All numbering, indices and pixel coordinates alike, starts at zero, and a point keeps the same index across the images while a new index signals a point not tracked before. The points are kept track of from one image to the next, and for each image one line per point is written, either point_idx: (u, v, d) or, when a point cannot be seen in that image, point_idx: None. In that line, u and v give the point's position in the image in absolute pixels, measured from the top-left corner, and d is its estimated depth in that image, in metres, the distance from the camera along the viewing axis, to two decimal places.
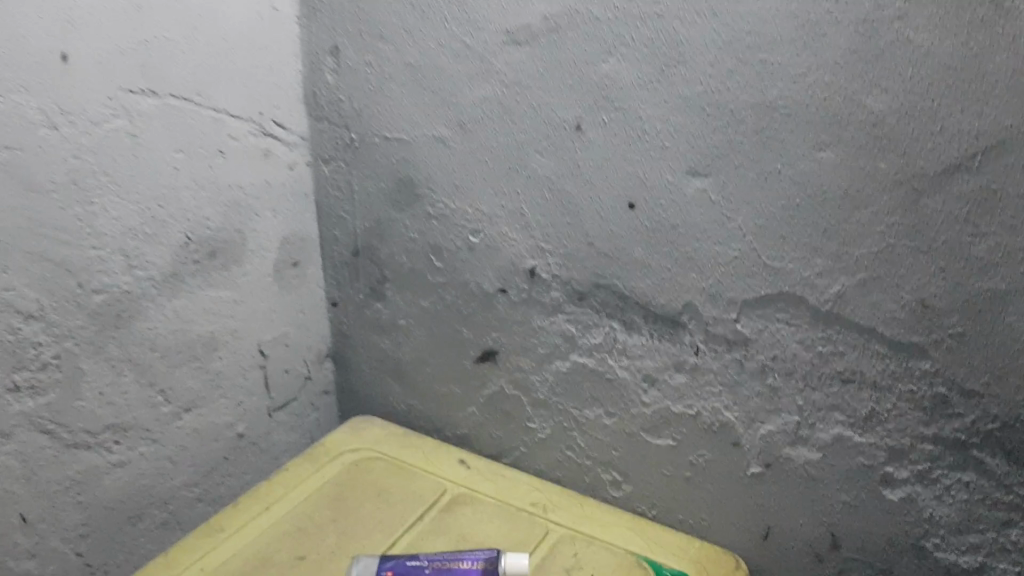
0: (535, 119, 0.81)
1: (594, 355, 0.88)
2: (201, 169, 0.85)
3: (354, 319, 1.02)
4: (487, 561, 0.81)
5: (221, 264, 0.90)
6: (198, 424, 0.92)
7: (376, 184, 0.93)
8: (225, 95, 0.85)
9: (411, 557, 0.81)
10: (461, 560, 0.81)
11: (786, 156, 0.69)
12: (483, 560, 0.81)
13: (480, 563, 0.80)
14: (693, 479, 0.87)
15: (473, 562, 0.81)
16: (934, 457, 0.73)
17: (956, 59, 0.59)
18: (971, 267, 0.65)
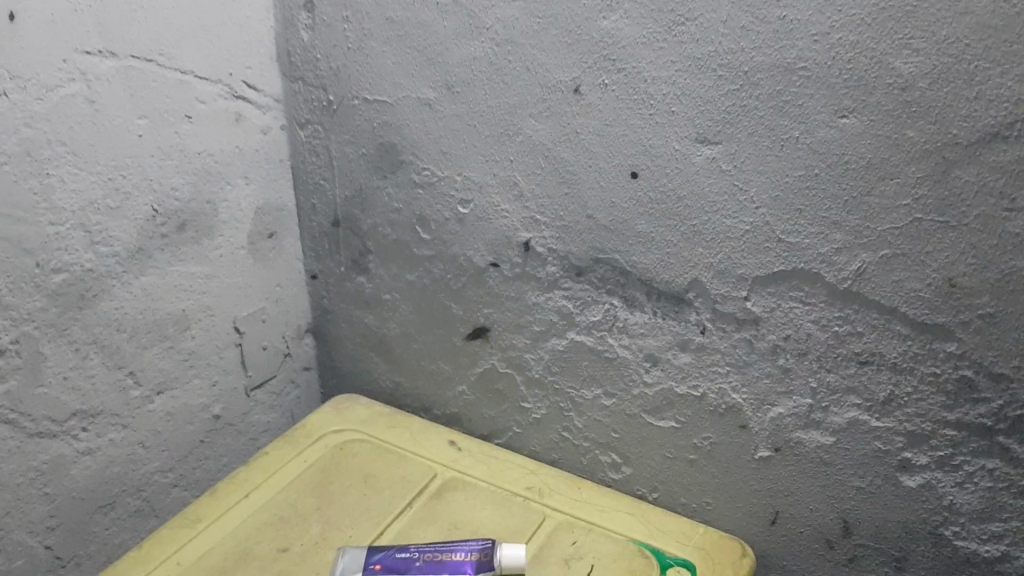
0: (529, 80, 0.76)
1: (592, 333, 0.83)
2: (167, 136, 0.78)
3: (336, 293, 0.97)
4: (483, 551, 0.75)
5: (191, 237, 0.83)
6: (171, 407, 0.87)
7: (357, 150, 0.87)
8: (191, 56, 0.78)
9: (401, 549, 0.76)
10: (453, 551, 0.75)
11: (806, 122, 0.67)
12: (478, 550, 0.75)
13: (474, 554, 0.75)
14: (697, 462, 0.82)
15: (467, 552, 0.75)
16: (956, 443, 0.70)
17: (995, 18, 0.58)
18: (1003, 244, 0.63)
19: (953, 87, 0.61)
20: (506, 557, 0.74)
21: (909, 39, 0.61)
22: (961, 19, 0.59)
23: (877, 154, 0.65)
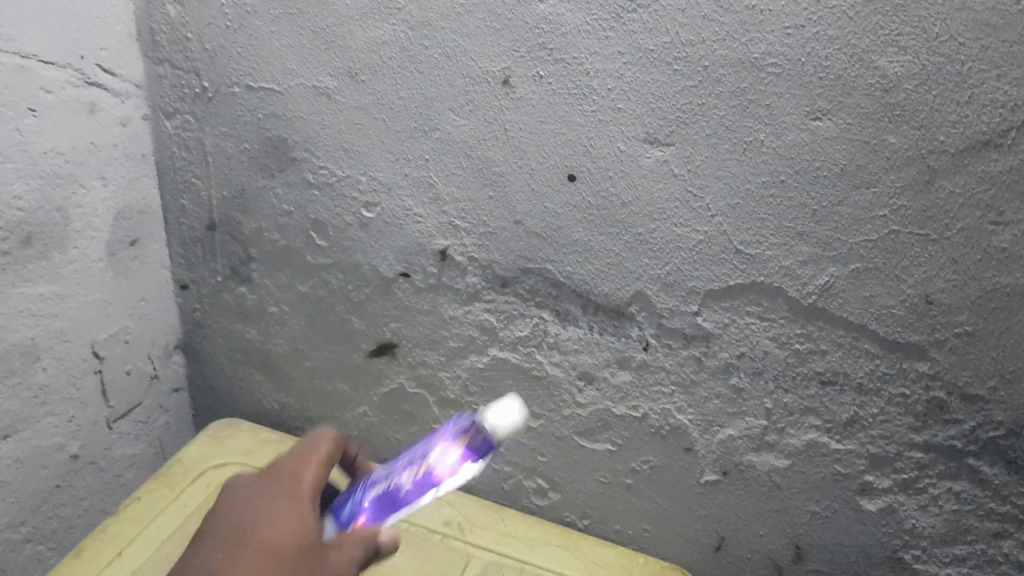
0: (450, 69, 0.65)
1: (518, 350, 0.74)
2: (5, 133, 0.63)
3: (211, 305, 0.84)
4: (477, 434, 0.57)
5: (38, 253, 0.69)
6: (20, 453, 0.71)
7: (238, 144, 0.75)
8: (31, 35, 0.63)
9: (366, 489, 0.58)
10: (428, 457, 0.56)
11: (773, 123, 0.59)
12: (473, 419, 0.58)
13: (460, 439, 0.57)
14: (635, 487, 0.76)
15: (459, 439, 0.57)
16: (922, 465, 0.65)
17: (996, 13, 0.52)
18: (987, 259, 0.58)
19: (943, 90, 0.55)
20: (495, 419, 0.56)
21: (895, 35, 0.54)
22: (956, 16, 0.52)
23: (853, 161, 0.58)
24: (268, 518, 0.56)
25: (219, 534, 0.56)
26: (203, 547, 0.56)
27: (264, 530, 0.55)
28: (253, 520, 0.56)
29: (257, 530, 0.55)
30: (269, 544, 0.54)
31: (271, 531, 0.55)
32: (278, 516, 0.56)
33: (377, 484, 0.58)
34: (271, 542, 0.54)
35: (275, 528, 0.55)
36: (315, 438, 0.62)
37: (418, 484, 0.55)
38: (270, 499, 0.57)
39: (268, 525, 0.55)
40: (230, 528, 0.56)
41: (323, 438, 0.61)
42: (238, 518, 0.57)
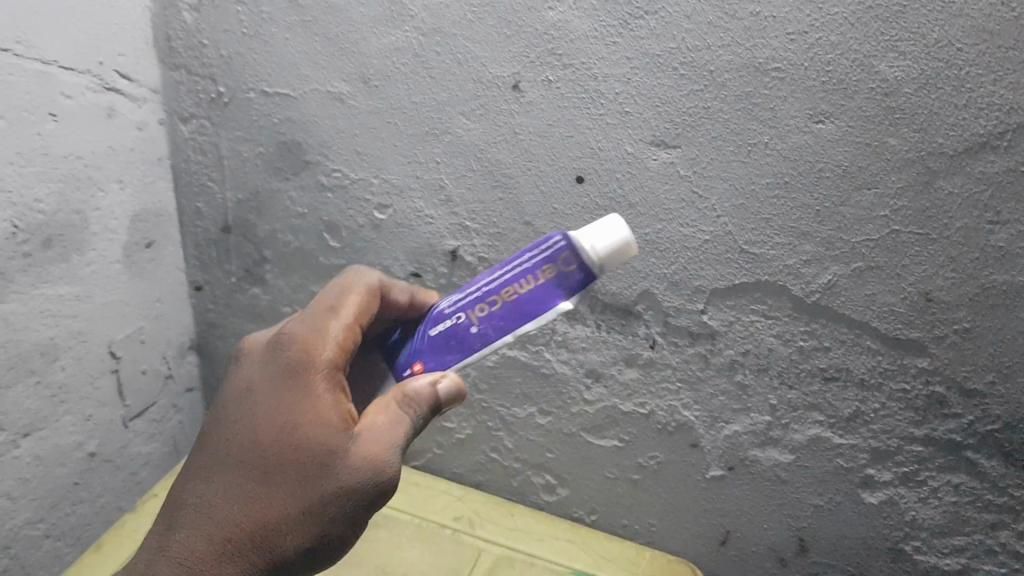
0: (461, 74, 0.67)
1: (527, 348, 0.75)
2: (28, 138, 0.64)
3: (224, 306, 0.86)
4: (573, 260, 0.54)
5: (58, 255, 0.70)
6: (41, 450, 0.73)
7: (253, 148, 0.76)
8: (53, 42, 0.65)
9: (430, 324, 0.56)
10: (513, 283, 0.54)
11: (777, 127, 0.61)
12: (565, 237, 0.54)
13: (545, 269, 0.54)
14: (642, 482, 0.78)
15: (555, 264, 0.54)
16: (922, 458, 0.67)
17: (992, 20, 0.54)
18: (985, 258, 0.60)
19: (942, 94, 0.56)
20: (615, 237, 0.53)
21: (896, 40, 0.56)
22: (955, 22, 0.55)
23: (855, 163, 0.60)
24: (292, 408, 0.52)
25: (237, 438, 0.52)
26: (223, 462, 0.52)
27: (289, 430, 0.51)
28: (274, 414, 0.52)
29: (283, 426, 0.51)
30: (302, 451, 0.50)
31: (298, 425, 0.51)
32: (299, 404, 0.52)
33: (445, 317, 0.55)
34: (303, 448, 0.50)
35: (304, 423, 0.51)
36: (323, 298, 0.56)
37: (505, 313, 0.54)
38: (285, 380, 0.52)
39: (295, 421, 0.51)
40: (248, 434, 0.52)
41: (348, 301, 0.56)
42: (254, 415, 0.52)
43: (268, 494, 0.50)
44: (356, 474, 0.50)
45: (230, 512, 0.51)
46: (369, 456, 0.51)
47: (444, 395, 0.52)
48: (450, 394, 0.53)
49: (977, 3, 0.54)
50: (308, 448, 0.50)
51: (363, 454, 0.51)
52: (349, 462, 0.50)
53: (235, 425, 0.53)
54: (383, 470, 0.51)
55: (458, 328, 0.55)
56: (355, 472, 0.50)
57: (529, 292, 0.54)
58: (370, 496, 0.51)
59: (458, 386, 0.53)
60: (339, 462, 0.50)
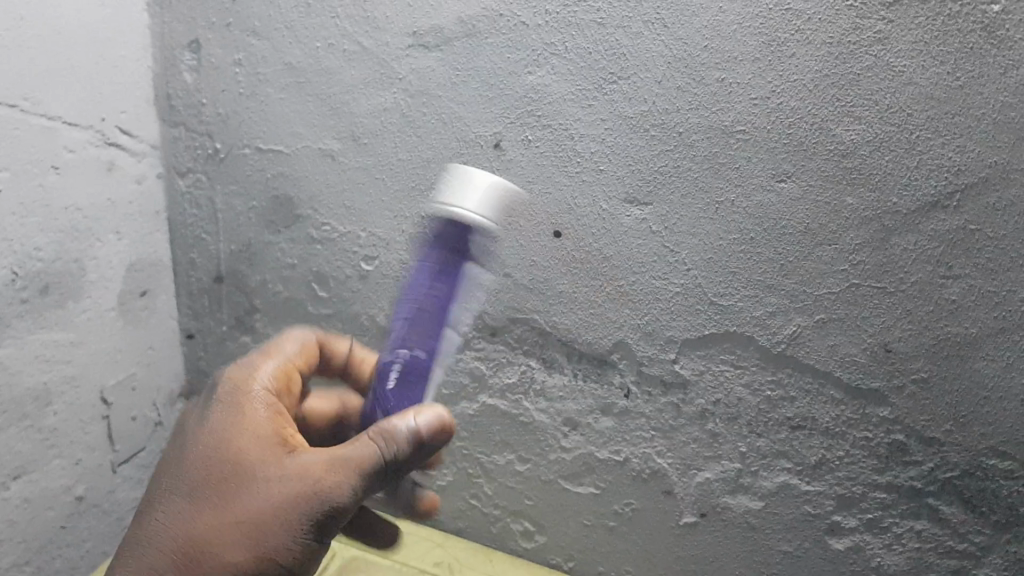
0: (446, 133, 0.71)
1: (507, 397, 0.79)
2: (30, 190, 0.68)
3: (215, 354, 0.88)
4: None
5: (54, 302, 0.73)
6: (29, 493, 0.74)
7: (246, 202, 0.80)
8: (59, 99, 0.69)
9: None
10: None
11: (741, 185, 0.65)
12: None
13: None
14: (617, 529, 0.80)
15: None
16: (886, 505, 0.69)
17: (940, 89, 0.58)
18: (940, 311, 0.63)
19: (896, 155, 0.60)
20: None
21: (851, 107, 0.60)
22: (905, 90, 0.59)
23: (816, 220, 0.64)
24: (240, 440, 0.54)
25: (184, 472, 0.54)
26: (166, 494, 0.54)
27: (233, 460, 0.53)
28: (219, 444, 0.54)
29: (230, 457, 0.54)
30: (245, 478, 0.52)
31: (242, 455, 0.53)
32: (237, 429, 0.55)
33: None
34: (248, 475, 0.52)
35: (249, 452, 0.54)
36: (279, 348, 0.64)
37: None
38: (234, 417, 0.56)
39: (240, 451, 0.54)
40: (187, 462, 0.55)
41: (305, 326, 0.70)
42: (201, 449, 0.55)
43: (209, 522, 0.52)
44: (301, 498, 0.51)
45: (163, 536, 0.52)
46: (318, 482, 0.51)
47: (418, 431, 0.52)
48: (427, 430, 0.52)
49: (925, 73, 0.58)
50: (251, 473, 0.52)
51: (312, 481, 0.51)
52: (296, 486, 0.51)
53: (177, 459, 0.55)
54: (331, 496, 0.51)
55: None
56: (291, 482, 0.51)
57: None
58: (318, 524, 0.51)
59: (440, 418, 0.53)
60: (284, 486, 0.51)
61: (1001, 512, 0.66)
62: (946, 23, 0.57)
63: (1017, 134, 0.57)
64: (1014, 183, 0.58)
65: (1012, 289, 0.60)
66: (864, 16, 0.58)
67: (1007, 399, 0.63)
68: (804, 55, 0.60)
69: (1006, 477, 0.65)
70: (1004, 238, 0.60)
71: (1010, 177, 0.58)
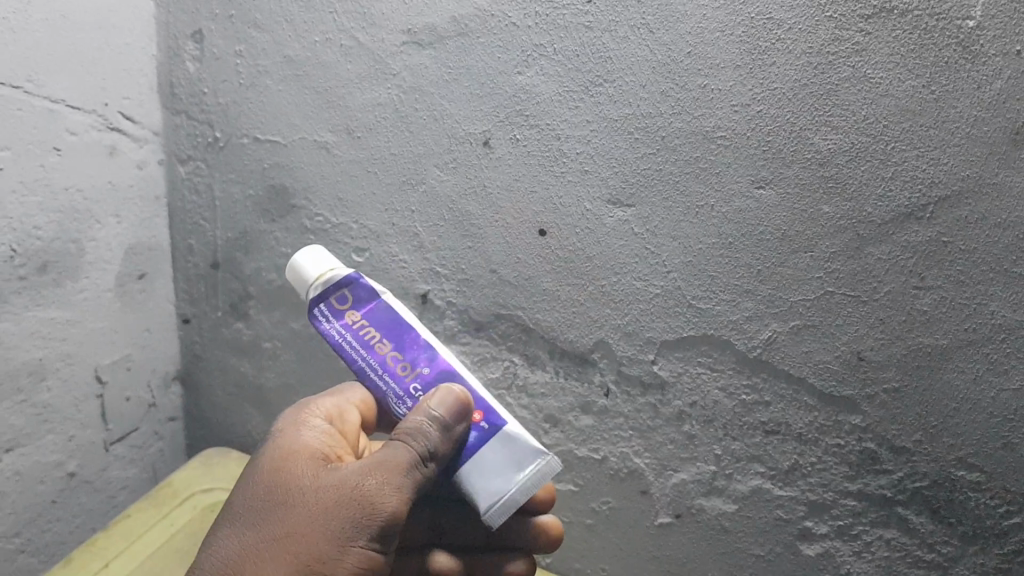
0: (437, 130, 0.72)
1: (489, 392, 0.80)
2: (32, 170, 0.70)
3: (209, 339, 0.90)
4: (338, 294, 0.62)
5: (52, 280, 0.75)
6: (21, 466, 0.76)
7: (243, 190, 0.82)
8: (62, 83, 0.71)
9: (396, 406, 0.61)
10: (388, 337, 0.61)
11: (721, 191, 0.65)
12: (313, 320, 0.62)
13: (350, 313, 0.61)
14: (594, 527, 0.81)
15: (341, 307, 0.61)
16: (856, 513, 0.69)
17: (915, 101, 0.59)
18: (911, 321, 0.63)
19: (871, 166, 0.61)
20: (319, 283, 0.62)
21: (829, 116, 0.61)
22: (880, 101, 0.59)
23: (793, 227, 0.64)
24: (292, 449, 0.61)
25: (242, 510, 0.59)
26: (226, 515, 0.59)
27: (285, 494, 0.58)
28: (273, 475, 0.60)
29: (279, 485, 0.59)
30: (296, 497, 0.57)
31: (296, 481, 0.58)
32: (289, 465, 0.60)
33: (407, 396, 0.60)
34: (297, 493, 0.57)
35: (299, 470, 0.59)
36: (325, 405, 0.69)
37: (396, 339, 0.61)
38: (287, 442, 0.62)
39: (290, 471, 0.59)
40: (246, 490, 0.60)
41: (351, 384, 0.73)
42: (255, 491, 0.59)
43: (266, 549, 0.56)
44: (347, 510, 0.55)
45: (220, 546, 0.57)
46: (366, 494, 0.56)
47: (440, 417, 0.56)
48: (447, 412, 0.56)
49: (901, 85, 0.59)
50: (299, 491, 0.58)
51: (357, 492, 0.56)
52: (337, 496, 0.56)
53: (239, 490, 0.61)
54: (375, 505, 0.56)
55: (416, 382, 0.60)
56: (339, 502, 0.56)
57: (378, 316, 0.61)
58: (370, 533, 0.55)
59: (457, 399, 0.57)
60: (329, 504, 0.56)
61: (969, 524, 0.66)
62: (922, 37, 0.57)
63: (989, 149, 0.58)
64: (986, 197, 0.59)
65: (982, 302, 0.61)
66: (843, 27, 0.59)
67: (975, 410, 0.63)
68: (785, 63, 0.61)
69: (974, 488, 0.65)
70: (976, 250, 0.60)
71: (983, 191, 0.59)
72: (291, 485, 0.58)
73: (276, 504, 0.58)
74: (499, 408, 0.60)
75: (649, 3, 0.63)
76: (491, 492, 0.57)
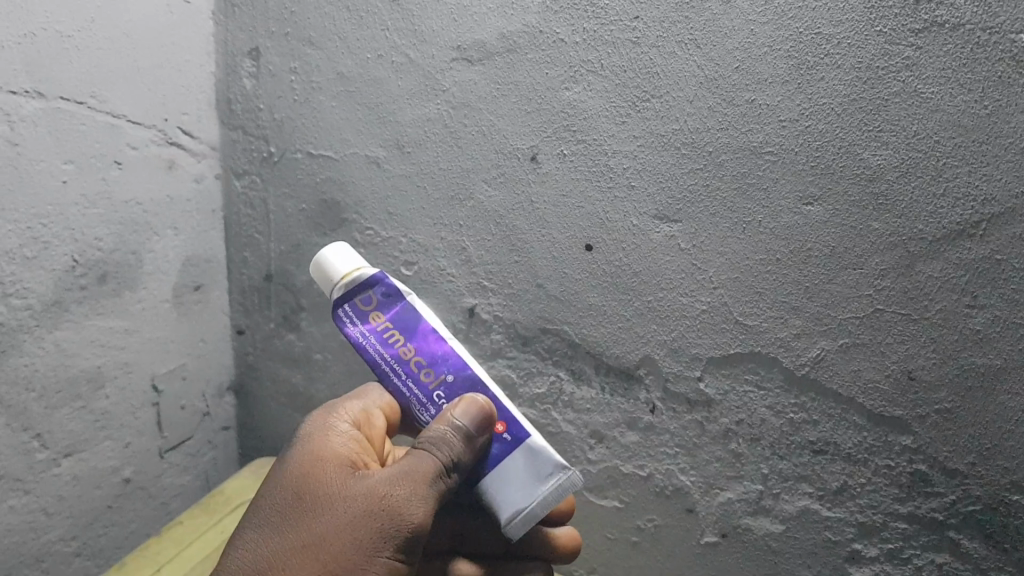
0: (485, 145, 0.73)
1: (536, 406, 0.80)
2: (94, 182, 0.72)
3: (262, 350, 0.92)
4: (363, 297, 0.62)
5: (111, 290, 0.77)
6: (79, 471, 0.78)
7: (296, 204, 0.84)
8: (125, 99, 0.73)
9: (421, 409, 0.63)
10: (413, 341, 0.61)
11: (768, 206, 0.65)
12: (339, 321, 0.62)
13: (374, 316, 0.62)
14: (639, 545, 0.79)
15: (365, 310, 0.62)
16: (907, 536, 0.67)
17: (967, 116, 0.58)
18: (963, 340, 0.61)
19: (922, 182, 0.60)
20: (345, 286, 0.62)
21: (879, 131, 0.60)
22: (932, 116, 0.58)
23: (842, 243, 0.63)
24: (317, 453, 0.62)
25: (269, 511, 0.59)
26: (253, 516, 0.60)
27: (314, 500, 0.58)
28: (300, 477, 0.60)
29: (306, 489, 0.59)
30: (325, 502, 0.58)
31: (323, 486, 0.59)
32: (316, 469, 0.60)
33: (430, 403, 0.61)
34: (326, 497, 0.58)
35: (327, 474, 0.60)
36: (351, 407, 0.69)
37: (419, 343, 0.61)
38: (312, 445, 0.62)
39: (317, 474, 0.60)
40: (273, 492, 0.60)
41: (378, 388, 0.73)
42: (283, 493, 0.60)
43: (294, 554, 0.56)
44: (376, 518, 0.56)
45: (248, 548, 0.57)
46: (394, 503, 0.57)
47: (465, 426, 0.57)
48: (471, 421, 0.57)
49: (953, 100, 0.58)
50: (326, 497, 0.58)
51: (385, 501, 0.57)
52: (365, 505, 0.57)
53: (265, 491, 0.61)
54: (402, 514, 0.56)
55: (436, 388, 0.61)
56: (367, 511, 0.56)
57: (401, 319, 0.61)
58: (396, 543, 0.56)
59: (479, 409, 0.58)
60: (359, 511, 0.56)
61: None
62: (974, 51, 0.57)
63: None
64: None
65: None
66: (893, 42, 0.59)
67: None
68: (833, 78, 0.60)
69: None
70: None
71: None
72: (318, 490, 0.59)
73: (304, 508, 0.58)
74: (523, 420, 0.60)
75: (696, 19, 0.64)
76: (512, 505, 0.58)
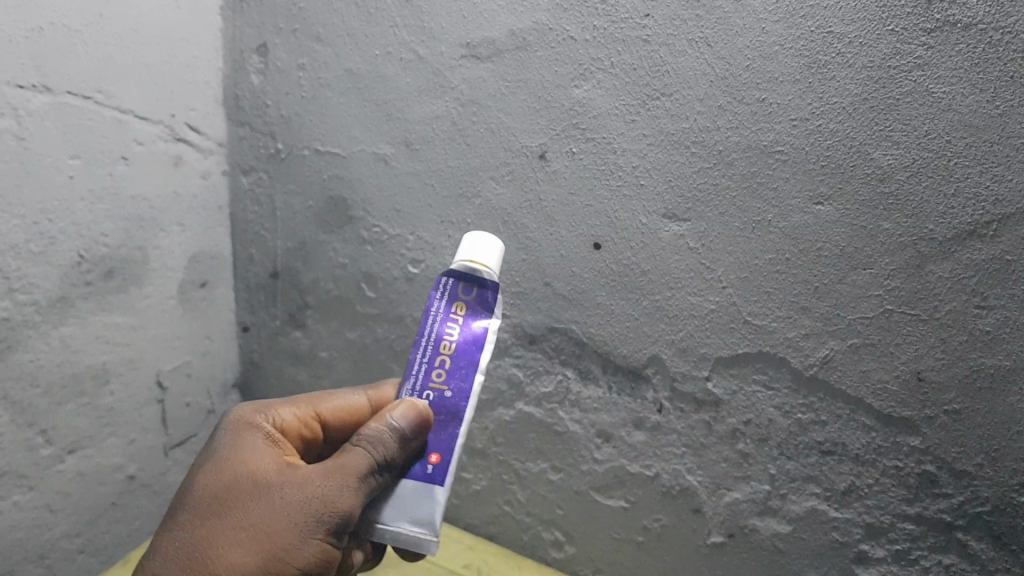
0: (493, 143, 0.73)
1: (542, 405, 0.80)
2: (102, 177, 0.72)
3: (268, 348, 0.92)
4: (464, 286, 0.58)
5: (117, 286, 0.77)
6: (83, 467, 0.78)
7: (303, 201, 0.84)
8: (132, 94, 0.73)
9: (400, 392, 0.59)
10: (454, 346, 0.57)
11: (778, 205, 0.64)
12: (438, 282, 0.59)
13: (458, 306, 0.58)
14: (646, 545, 0.79)
15: (460, 296, 0.58)
16: (914, 538, 0.67)
17: (978, 116, 0.57)
18: (973, 341, 0.61)
19: (933, 181, 0.59)
20: (467, 260, 0.59)
21: (889, 130, 0.60)
22: (944, 116, 0.58)
23: (852, 244, 0.63)
24: (251, 445, 0.59)
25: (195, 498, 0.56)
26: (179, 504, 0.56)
27: (245, 489, 0.56)
28: (232, 466, 0.57)
29: (238, 478, 0.56)
30: (257, 492, 0.56)
31: (256, 476, 0.57)
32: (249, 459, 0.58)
33: (416, 393, 0.58)
34: (260, 487, 0.56)
35: (260, 464, 0.57)
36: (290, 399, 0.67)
37: (458, 355, 0.57)
38: (249, 436, 0.60)
39: (253, 463, 0.57)
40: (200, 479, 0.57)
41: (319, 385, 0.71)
42: (210, 482, 0.57)
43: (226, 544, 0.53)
44: (307, 510, 0.54)
45: (175, 538, 0.54)
46: (325, 493, 0.54)
47: (401, 427, 0.54)
48: (409, 424, 0.55)
49: (964, 100, 0.57)
50: (260, 487, 0.56)
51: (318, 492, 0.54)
52: (299, 496, 0.55)
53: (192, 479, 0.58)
54: (334, 505, 0.54)
55: (435, 386, 0.57)
56: (302, 504, 0.54)
57: (468, 334, 0.57)
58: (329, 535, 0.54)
59: (419, 414, 0.55)
60: (294, 503, 0.54)
61: None
62: (986, 51, 0.56)
63: None
64: None
65: None
66: (905, 41, 0.58)
67: None
68: (844, 77, 0.60)
69: None
70: None
71: None
72: (250, 481, 0.56)
73: (234, 497, 0.55)
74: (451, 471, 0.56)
75: (707, 17, 0.63)
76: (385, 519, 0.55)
